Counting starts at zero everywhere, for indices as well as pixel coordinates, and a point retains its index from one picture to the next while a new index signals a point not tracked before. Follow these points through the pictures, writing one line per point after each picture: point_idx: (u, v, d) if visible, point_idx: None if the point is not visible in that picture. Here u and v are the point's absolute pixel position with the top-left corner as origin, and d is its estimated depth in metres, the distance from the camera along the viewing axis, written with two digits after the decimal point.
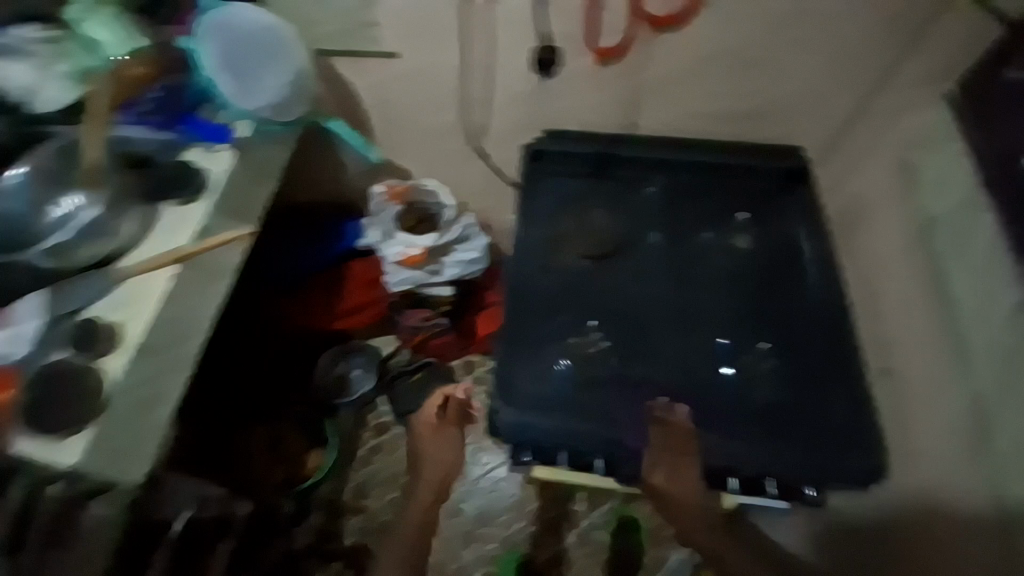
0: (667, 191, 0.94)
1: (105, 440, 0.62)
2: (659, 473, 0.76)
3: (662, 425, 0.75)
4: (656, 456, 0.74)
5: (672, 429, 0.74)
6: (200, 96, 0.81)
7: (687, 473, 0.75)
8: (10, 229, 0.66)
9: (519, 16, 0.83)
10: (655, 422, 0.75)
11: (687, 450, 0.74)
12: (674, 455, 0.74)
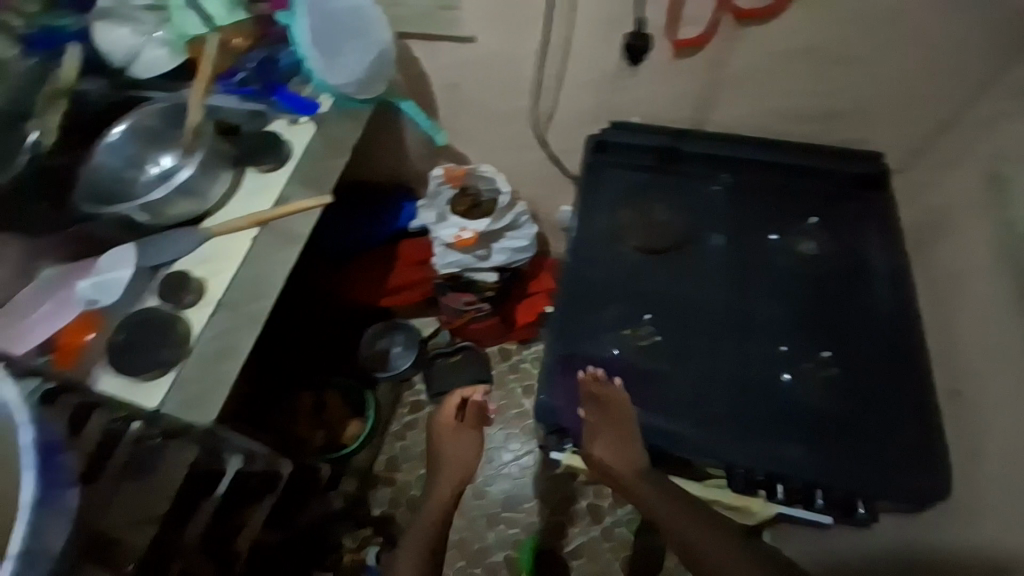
0: (733, 190, 0.91)
1: (188, 385, 0.67)
2: (600, 444, 0.79)
3: (595, 398, 0.78)
4: (592, 425, 0.78)
5: (601, 401, 0.77)
6: (289, 70, 0.83)
7: (622, 442, 0.78)
8: (113, 182, 0.77)
9: (599, 4, 0.82)
10: (586, 395, 0.79)
11: (623, 420, 0.77)
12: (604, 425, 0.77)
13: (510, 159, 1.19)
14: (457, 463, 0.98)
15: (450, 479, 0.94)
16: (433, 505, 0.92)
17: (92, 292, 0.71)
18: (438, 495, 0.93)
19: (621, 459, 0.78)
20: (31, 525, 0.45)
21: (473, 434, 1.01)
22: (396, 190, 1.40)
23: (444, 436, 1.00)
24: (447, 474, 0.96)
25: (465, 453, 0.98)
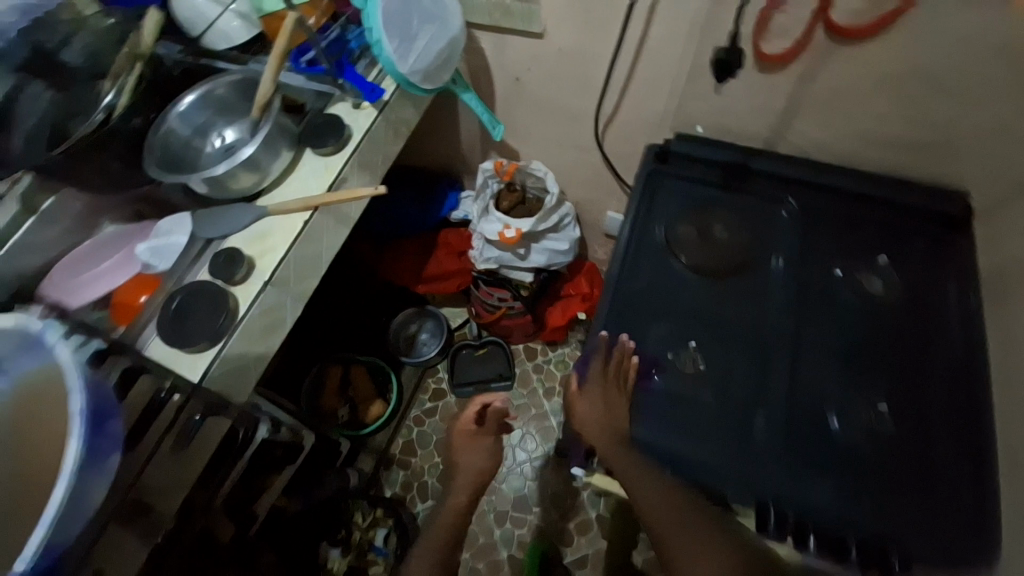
0: (799, 216, 0.86)
1: (227, 363, 0.67)
2: (588, 401, 0.80)
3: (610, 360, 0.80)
4: (592, 383, 0.80)
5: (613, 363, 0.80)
6: (355, 51, 0.82)
7: (611, 405, 0.78)
8: (178, 150, 0.77)
9: (682, 8, 0.78)
10: (602, 358, 0.82)
11: (624, 390, 0.77)
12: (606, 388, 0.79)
13: (563, 159, 1.16)
14: (474, 471, 0.93)
15: (467, 488, 0.92)
16: (444, 518, 0.89)
17: (148, 256, 0.74)
18: (449, 505, 0.91)
19: (602, 422, 0.77)
20: (70, 490, 0.47)
21: (489, 441, 0.97)
22: (441, 179, 1.40)
23: (459, 439, 0.97)
24: (461, 486, 0.92)
25: (479, 463, 0.94)
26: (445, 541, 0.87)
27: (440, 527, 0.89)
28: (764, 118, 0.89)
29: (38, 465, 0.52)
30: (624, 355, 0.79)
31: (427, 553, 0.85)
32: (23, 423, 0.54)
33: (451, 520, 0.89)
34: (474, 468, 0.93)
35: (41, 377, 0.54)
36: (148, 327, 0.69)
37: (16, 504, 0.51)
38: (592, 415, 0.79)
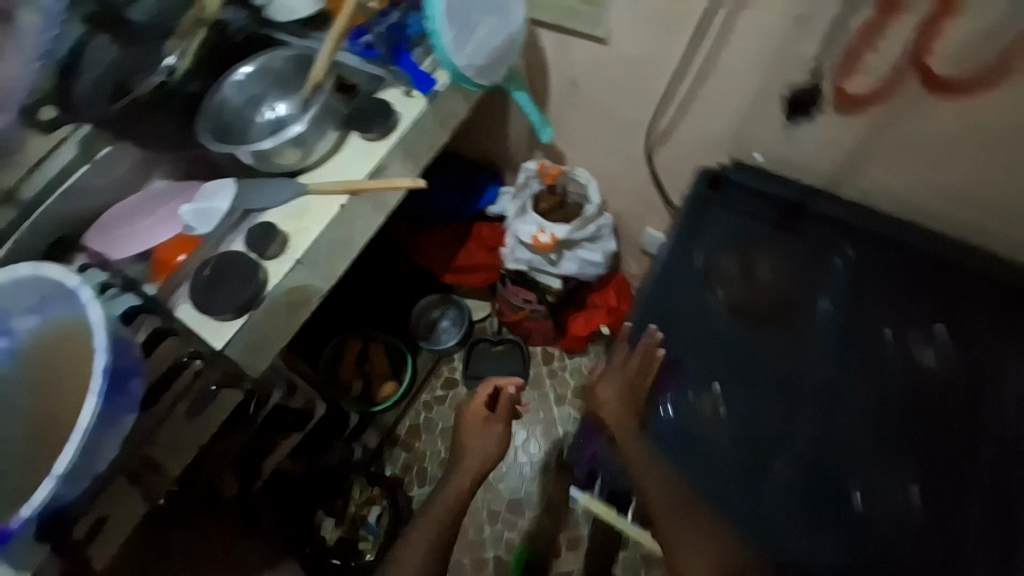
0: (855, 268, 0.80)
1: (250, 334, 0.69)
2: (605, 386, 0.79)
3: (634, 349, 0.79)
4: (612, 370, 0.80)
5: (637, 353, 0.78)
6: (415, 37, 0.80)
7: (630, 394, 0.77)
8: (232, 118, 0.79)
9: (763, 32, 0.72)
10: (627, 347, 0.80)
11: (643, 383, 0.77)
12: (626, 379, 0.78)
13: (608, 169, 1.12)
14: (480, 458, 0.93)
15: (468, 475, 0.91)
16: (441, 504, 0.88)
17: (190, 217, 0.75)
18: (448, 492, 0.89)
19: (618, 409, 0.77)
20: (81, 446, 0.49)
21: (498, 428, 0.97)
22: (482, 172, 1.37)
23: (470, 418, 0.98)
24: (464, 473, 0.91)
25: (487, 451, 0.94)
26: (442, 528, 0.85)
27: (436, 511, 0.87)
28: (833, 157, 0.82)
29: (63, 411, 0.56)
30: (652, 347, 0.78)
31: (422, 535, 0.84)
32: (54, 366, 0.58)
33: (447, 505, 0.88)
34: (480, 456, 0.93)
35: (71, 329, 0.57)
36: (180, 289, 0.71)
37: (44, 443, 0.56)
38: (607, 401, 0.78)
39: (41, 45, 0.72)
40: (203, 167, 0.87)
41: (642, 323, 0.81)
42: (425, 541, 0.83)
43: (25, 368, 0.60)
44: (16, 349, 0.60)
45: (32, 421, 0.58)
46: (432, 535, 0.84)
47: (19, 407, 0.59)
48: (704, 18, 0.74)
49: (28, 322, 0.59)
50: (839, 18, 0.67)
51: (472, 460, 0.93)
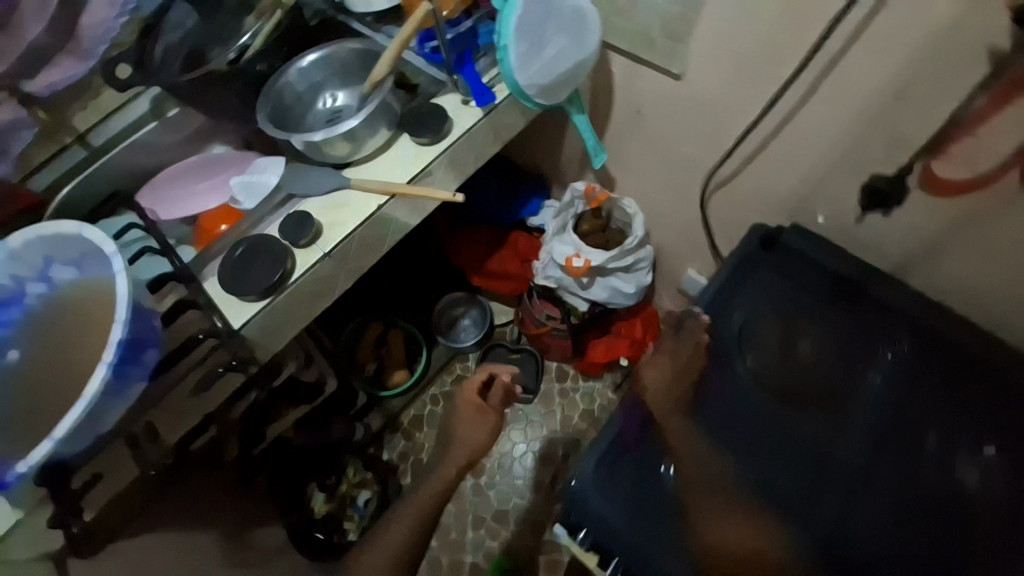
0: (905, 364, 0.73)
1: (270, 318, 0.70)
2: (656, 368, 0.85)
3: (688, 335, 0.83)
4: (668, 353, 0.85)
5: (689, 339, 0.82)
6: (482, 47, 0.79)
7: (677, 376, 0.80)
8: (292, 101, 0.80)
9: (851, 97, 0.66)
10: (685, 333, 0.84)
11: (688, 371, 0.80)
12: (678, 365, 0.82)
13: (658, 202, 1.07)
14: (470, 447, 0.89)
15: (455, 468, 0.87)
16: (419, 499, 0.86)
17: (236, 191, 0.76)
18: (432, 486, 0.86)
19: (662, 386, 0.80)
20: (83, 413, 0.51)
21: (490, 417, 0.91)
22: (530, 181, 1.35)
23: (465, 403, 0.93)
24: (449, 466, 0.88)
25: (475, 440, 0.89)
26: (420, 525, 0.83)
27: (416, 506, 0.85)
28: (904, 239, 0.75)
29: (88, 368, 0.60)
30: (698, 334, 0.80)
31: (399, 528, 0.83)
32: (85, 321, 0.62)
33: (431, 497, 0.85)
34: (472, 444, 0.89)
35: (108, 292, 0.61)
36: (216, 260, 0.74)
37: (67, 393, 0.60)
38: (655, 378, 0.83)
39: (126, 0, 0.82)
40: (262, 141, 0.90)
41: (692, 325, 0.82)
42: (402, 533, 0.82)
43: (57, 315, 0.63)
44: (53, 295, 0.63)
45: (57, 370, 0.62)
46: (411, 529, 0.83)
47: (45, 350, 0.62)
48: (792, 73, 0.68)
49: (67, 274, 0.62)
50: (950, 99, 0.59)
51: (461, 450, 0.88)
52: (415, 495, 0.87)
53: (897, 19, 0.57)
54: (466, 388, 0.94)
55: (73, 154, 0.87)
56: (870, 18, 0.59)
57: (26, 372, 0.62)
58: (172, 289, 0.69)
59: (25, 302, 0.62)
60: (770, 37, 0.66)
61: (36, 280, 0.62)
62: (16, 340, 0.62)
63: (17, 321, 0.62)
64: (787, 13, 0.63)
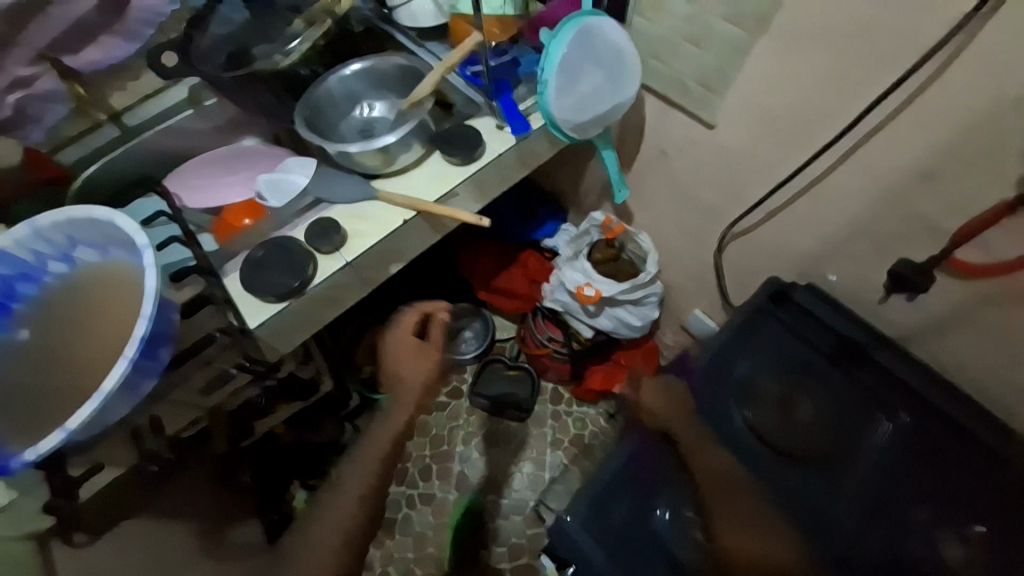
0: (904, 439, 0.73)
1: (283, 320, 0.71)
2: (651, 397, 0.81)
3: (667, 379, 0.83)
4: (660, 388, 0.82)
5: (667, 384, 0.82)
6: (522, 76, 0.80)
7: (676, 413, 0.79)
8: (328, 105, 0.80)
9: (881, 170, 0.67)
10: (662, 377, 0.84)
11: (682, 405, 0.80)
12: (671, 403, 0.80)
13: (673, 240, 1.08)
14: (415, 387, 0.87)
15: (407, 404, 0.86)
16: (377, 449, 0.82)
17: (263, 188, 0.77)
18: (388, 430, 0.84)
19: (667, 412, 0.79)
20: (98, 408, 0.50)
21: (433, 353, 0.90)
22: (547, 203, 1.36)
23: (411, 346, 0.90)
24: (399, 406, 0.86)
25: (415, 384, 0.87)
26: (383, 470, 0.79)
27: (376, 453, 0.82)
28: (914, 310, 0.76)
29: (101, 354, 0.58)
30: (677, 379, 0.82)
31: (360, 475, 0.79)
32: (100, 305, 0.61)
33: (388, 438, 0.83)
34: (416, 384, 0.87)
35: (135, 279, 0.61)
36: (239, 257, 0.75)
37: (69, 381, 0.58)
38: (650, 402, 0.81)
39: None
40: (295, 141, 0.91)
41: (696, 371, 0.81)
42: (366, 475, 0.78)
43: (72, 296, 0.62)
44: (72, 275, 0.63)
45: (59, 353, 0.60)
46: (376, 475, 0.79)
47: (53, 329, 0.61)
48: (826, 138, 0.69)
49: (92, 254, 0.63)
50: (978, 185, 0.59)
51: (407, 387, 0.86)
52: (373, 439, 0.84)
53: (938, 105, 0.58)
54: (409, 332, 0.92)
55: (107, 132, 0.88)
56: (911, 98, 0.60)
57: (29, 351, 0.60)
58: (193, 279, 0.69)
59: (44, 279, 0.62)
60: (807, 101, 0.67)
61: (58, 258, 0.62)
62: (29, 318, 0.61)
63: (33, 297, 0.62)
64: (826, 82, 0.64)
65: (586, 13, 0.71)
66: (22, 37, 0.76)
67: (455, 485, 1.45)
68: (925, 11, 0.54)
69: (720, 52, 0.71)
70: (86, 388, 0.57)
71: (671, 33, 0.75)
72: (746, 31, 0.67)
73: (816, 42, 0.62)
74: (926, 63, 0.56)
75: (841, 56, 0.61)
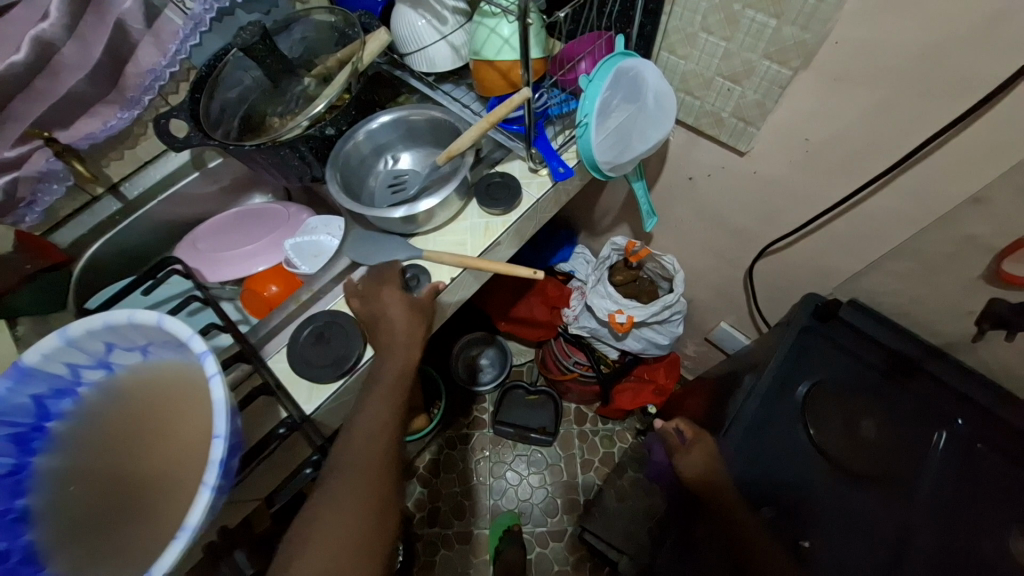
0: (962, 448, 0.73)
1: (336, 401, 0.67)
2: (689, 459, 0.85)
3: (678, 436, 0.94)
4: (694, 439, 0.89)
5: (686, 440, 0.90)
6: (552, 117, 0.78)
7: (707, 449, 0.84)
8: (354, 164, 0.77)
9: (921, 193, 0.70)
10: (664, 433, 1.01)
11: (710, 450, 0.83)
12: (699, 440, 0.87)
13: (698, 259, 1.12)
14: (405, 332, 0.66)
15: (389, 391, 0.64)
16: (358, 469, 0.58)
17: (291, 253, 0.76)
18: (369, 436, 0.60)
19: (707, 463, 0.81)
20: (186, 546, 0.44)
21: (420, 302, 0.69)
22: (560, 228, 1.36)
23: (375, 318, 0.68)
24: (376, 399, 0.63)
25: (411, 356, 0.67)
26: (379, 502, 0.57)
27: (356, 474, 0.57)
28: (953, 320, 0.81)
29: (173, 462, 0.57)
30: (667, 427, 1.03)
31: (333, 517, 0.54)
32: (154, 410, 0.59)
33: (371, 448, 0.59)
34: (395, 370, 0.65)
35: (189, 378, 0.58)
36: (278, 334, 0.70)
37: (137, 497, 0.57)
38: (696, 465, 0.82)
39: (177, 51, 0.77)
40: (320, 199, 0.88)
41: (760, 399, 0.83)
42: (350, 510, 0.55)
43: (118, 403, 0.59)
44: (112, 382, 0.59)
45: (121, 465, 0.58)
46: (367, 508, 0.56)
47: (109, 440, 0.59)
48: (874, 170, 0.72)
49: (131, 357, 0.59)
50: None
51: (384, 371, 0.65)
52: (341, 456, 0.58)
53: (995, 136, 0.59)
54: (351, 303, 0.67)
55: (106, 206, 0.84)
56: (960, 130, 0.61)
57: (86, 467, 0.58)
58: (238, 368, 0.64)
59: (78, 390, 0.58)
60: (846, 134, 0.70)
61: (93, 366, 0.57)
62: (71, 434, 0.58)
63: (72, 411, 0.58)
64: (872, 112, 0.66)
65: (621, 53, 0.70)
66: (6, 115, 0.68)
67: (490, 520, 1.41)
68: (982, 49, 0.54)
69: (759, 86, 0.72)
70: (158, 504, 0.56)
71: (706, 70, 0.76)
72: (788, 67, 0.68)
73: (862, 79, 0.64)
74: (986, 102, 0.57)
75: (889, 91, 0.63)
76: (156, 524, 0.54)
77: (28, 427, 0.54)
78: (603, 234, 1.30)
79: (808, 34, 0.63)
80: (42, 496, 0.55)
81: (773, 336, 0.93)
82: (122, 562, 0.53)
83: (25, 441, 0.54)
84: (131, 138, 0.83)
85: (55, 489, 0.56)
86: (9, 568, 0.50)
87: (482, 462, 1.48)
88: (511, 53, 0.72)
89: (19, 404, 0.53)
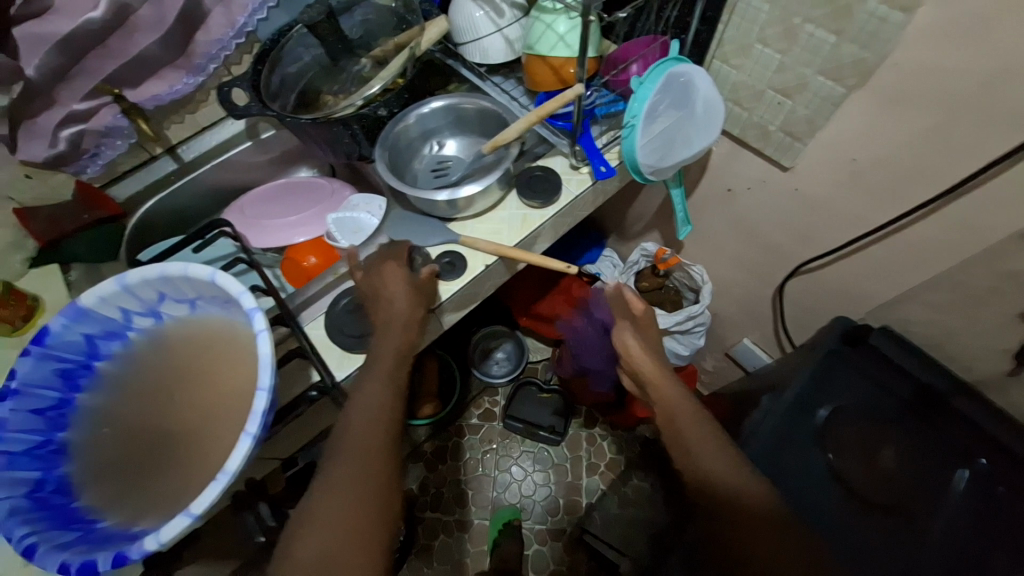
0: (986, 488, 0.71)
1: None
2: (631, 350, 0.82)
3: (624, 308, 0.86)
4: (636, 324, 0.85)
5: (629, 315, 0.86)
6: (599, 116, 0.79)
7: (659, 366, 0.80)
8: (402, 146, 0.79)
9: (966, 223, 0.69)
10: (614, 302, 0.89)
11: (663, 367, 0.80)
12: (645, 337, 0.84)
13: (729, 272, 1.11)
14: (403, 314, 0.66)
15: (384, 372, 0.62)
16: (355, 457, 0.56)
17: (332, 227, 0.77)
18: (363, 427, 0.58)
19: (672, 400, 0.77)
20: (225, 489, 0.46)
21: (425, 285, 0.69)
22: (590, 230, 1.37)
23: (390, 290, 0.66)
24: (373, 381, 0.61)
25: (404, 339, 0.65)
26: (379, 487, 0.55)
27: (356, 458, 0.56)
28: (989, 358, 0.79)
29: (208, 413, 0.60)
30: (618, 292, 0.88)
31: (337, 508, 0.53)
32: (194, 362, 0.62)
33: (376, 427, 0.58)
34: (390, 352, 0.63)
35: (233, 334, 0.61)
36: (314, 303, 0.72)
37: (168, 442, 0.59)
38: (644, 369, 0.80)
39: (245, 23, 0.80)
40: (363, 178, 0.91)
41: (779, 415, 0.82)
42: (350, 495, 0.54)
43: (162, 351, 0.63)
44: (157, 330, 0.63)
45: (156, 412, 0.61)
46: (362, 495, 0.54)
47: (148, 386, 0.62)
48: (919, 197, 0.71)
49: (178, 309, 0.62)
50: None
51: (381, 353, 0.63)
52: (348, 438, 0.57)
53: None
54: (388, 269, 0.68)
55: (162, 165, 0.89)
56: (1014, 162, 0.60)
57: (121, 409, 0.61)
58: (277, 330, 0.68)
59: (126, 334, 0.61)
60: (895, 157, 0.69)
61: (143, 314, 0.60)
62: (113, 375, 0.61)
63: (117, 353, 0.61)
64: (924, 137, 0.65)
65: (674, 59, 0.70)
66: (81, 69, 0.73)
67: (491, 511, 1.43)
68: None
69: (811, 102, 0.72)
70: (190, 450, 0.58)
71: (757, 82, 0.76)
72: (843, 84, 0.67)
73: (918, 102, 0.63)
74: None
75: (945, 116, 0.62)
76: (187, 470, 0.57)
77: (77, 364, 0.58)
78: (633, 239, 1.30)
79: (867, 53, 0.62)
80: (81, 432, 0.58)
81: (798, 356, 0.92)
82: (150, 502, 0.55)
83: (71, 377, 0.58)
84: (193, 103, 0.87)
85: (92, 426, 0.59)
86: (42, 496, 0.53)
87: (489, 453, 1.50)
88: (566, 50, 0.73)
89: (73, 340, 0.56)
